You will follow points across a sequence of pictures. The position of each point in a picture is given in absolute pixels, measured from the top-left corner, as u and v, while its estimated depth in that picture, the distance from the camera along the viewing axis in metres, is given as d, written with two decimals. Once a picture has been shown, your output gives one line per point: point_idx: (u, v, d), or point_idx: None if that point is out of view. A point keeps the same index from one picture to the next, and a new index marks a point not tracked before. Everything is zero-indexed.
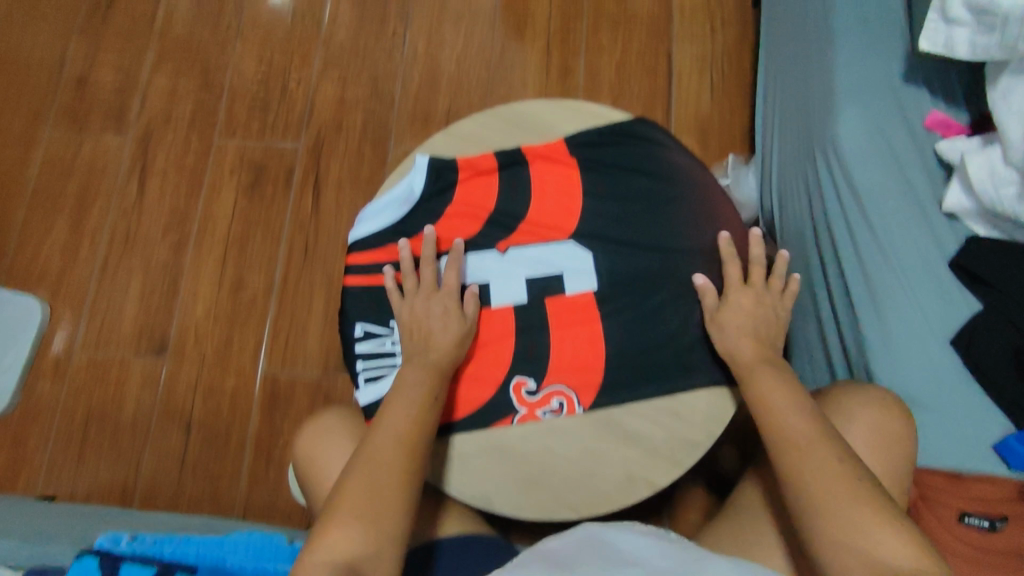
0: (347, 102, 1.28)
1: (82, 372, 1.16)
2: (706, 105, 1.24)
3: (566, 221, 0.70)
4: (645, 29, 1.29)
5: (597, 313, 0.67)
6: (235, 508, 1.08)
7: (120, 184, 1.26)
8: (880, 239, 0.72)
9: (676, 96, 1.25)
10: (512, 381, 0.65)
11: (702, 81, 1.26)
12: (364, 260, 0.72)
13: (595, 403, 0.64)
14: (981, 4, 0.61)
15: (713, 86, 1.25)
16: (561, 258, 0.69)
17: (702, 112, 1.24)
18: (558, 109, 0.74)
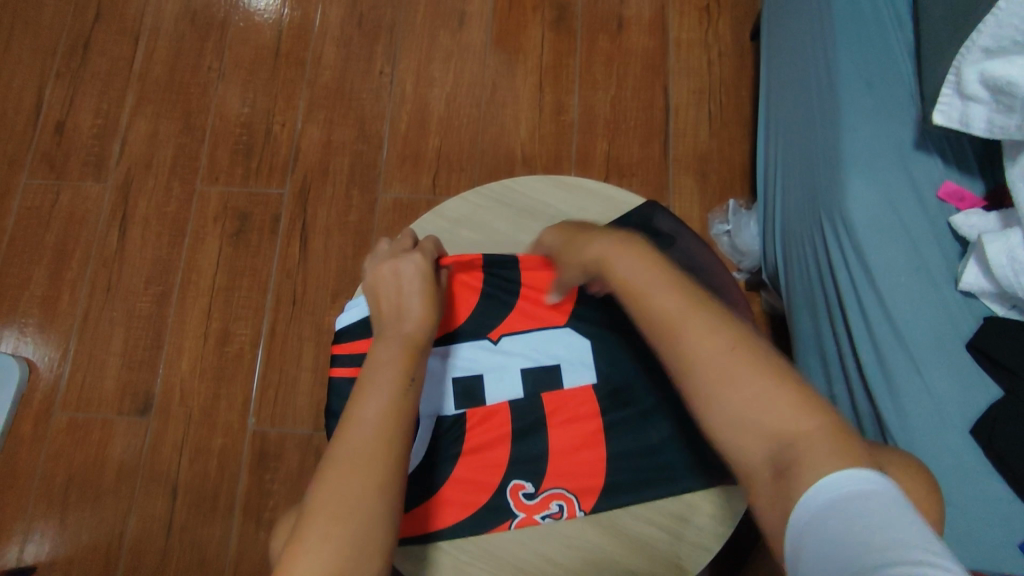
0: (333, 145, 1.24)
1: (62, 433, 1.11)
2: (705, 142, 1.20)
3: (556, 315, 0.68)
4: (640, 65, 1.25)
5: (596, 409, 0.64)
6: (224, 575, 1.03)
7: (100, 233, 1.22)
8: (892, 320, 0.68)
9: (673, 135, 1.21)
10: (508, 484, 0.62)
11: (700, 118, 1.22)
12: (350, 349, 0.71)
13: (597, 506, 0.60)
14: (1000, 83, 0.59)
15: (711, 125, 1.21)
16: (557, 348, 0.68)
17: (702, 149, 1.20)
18: (551, 187, 0.71)
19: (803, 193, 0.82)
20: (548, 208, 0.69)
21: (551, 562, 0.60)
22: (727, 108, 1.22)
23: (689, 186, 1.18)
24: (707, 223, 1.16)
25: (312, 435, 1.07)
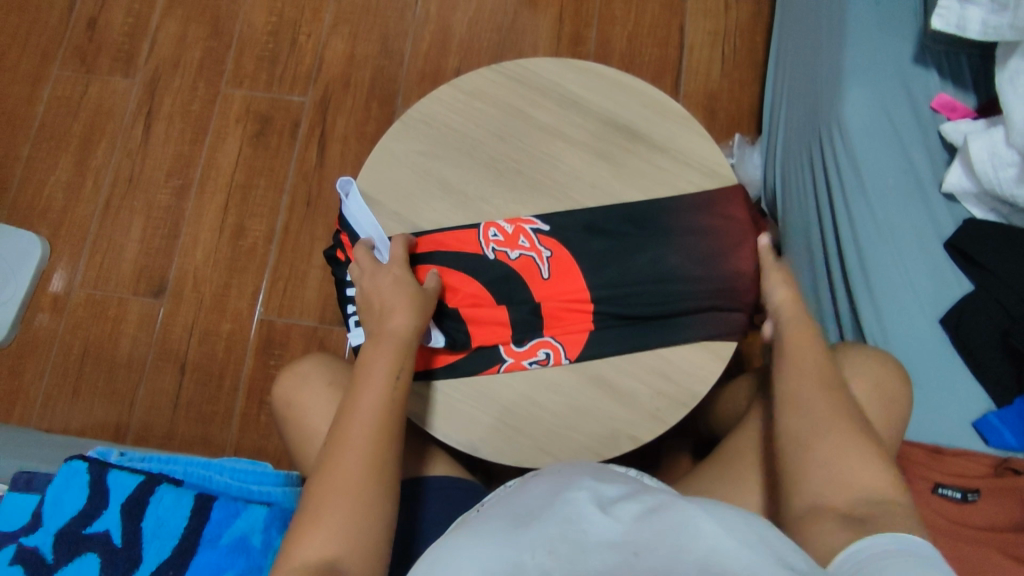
0: (356, 59, 1.27)
1: (80, 308, 1.16)
2: (715, 81, 1.24)
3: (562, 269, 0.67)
4: (659, 3, 1.28)
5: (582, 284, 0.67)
6: (227, 449, 1.08)
7: (126, 126, 1.26)
8: (876, 217, 0.72)
9: (685, 72, 1.24)
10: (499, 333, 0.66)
11: (713, 58, 1.25)
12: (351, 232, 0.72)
13: (580, 355, 0.65)
14: None
15: (724, 65, 1.24)
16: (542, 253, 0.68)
17: (712, 88, 1.23)
18: (565, 70, 0.73)
19: (805, 109, 0.86)
20: (558, 87, 0.73)
21: (535, 404, 0.64)
22: (741, 50, 1.25)
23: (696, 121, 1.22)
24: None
25: (317, 328, 1.12)
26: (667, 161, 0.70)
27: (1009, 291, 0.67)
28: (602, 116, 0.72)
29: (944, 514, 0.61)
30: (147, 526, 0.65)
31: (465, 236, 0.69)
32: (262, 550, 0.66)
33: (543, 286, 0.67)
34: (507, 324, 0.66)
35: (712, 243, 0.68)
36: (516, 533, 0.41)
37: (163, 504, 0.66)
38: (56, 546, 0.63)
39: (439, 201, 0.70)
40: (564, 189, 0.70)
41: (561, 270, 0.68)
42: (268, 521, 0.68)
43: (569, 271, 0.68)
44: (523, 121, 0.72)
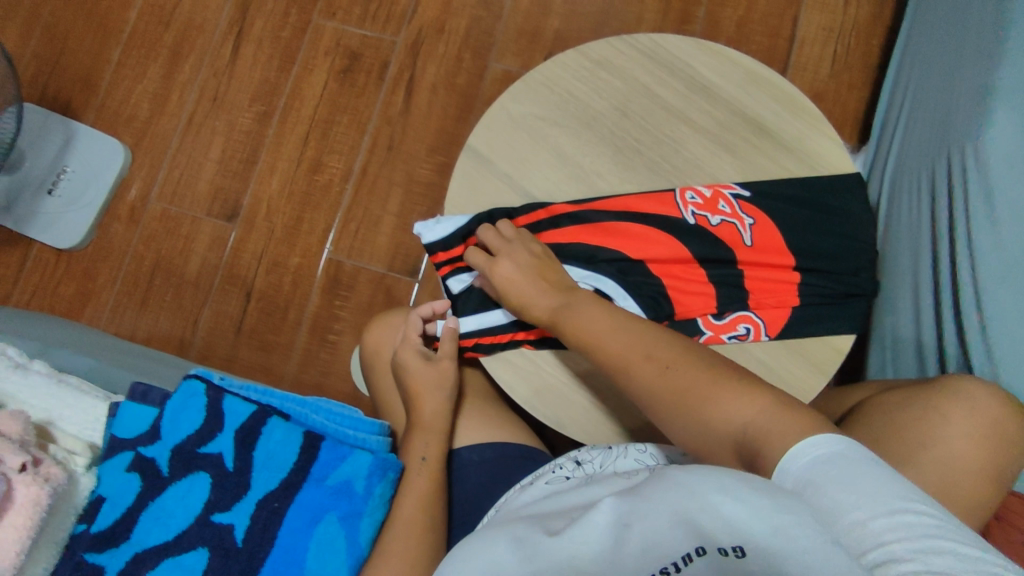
0: (454, 5, 1.23)
1: (155, 222, 1.17)
2: (822, 80, 1.18)
3: (766, 245, 0.64)
4: None
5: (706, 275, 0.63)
6: (283, 381, 1.10)
7: (215, 44, 1.24)
8: (1003, 253, 0.68)
9: (793, 66, 1.19)
10: None
11: (825, 54, 1.19)
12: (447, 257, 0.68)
13: None
14: None
15: (835, 64, 1.18)
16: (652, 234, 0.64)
17: (818, 86, 1.18)
18: (698, 51, 0.70)
19: (932, 126, 0.81)
20: (689, 69, 0.70)
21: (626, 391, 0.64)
22: (856, 51, 1.19)
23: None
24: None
25: (385, 274, 1.12)
26: (794, 163, 0.67)
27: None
28: (731, 106, 0.68)
29: None
30: (257, 456, 0.62)
31: (613, 204, 0.65)
32: (364, 496, 0.61)
33: (755, 254, 0.64)
34: (711, 295, 0.63)
35: (835, 254, 0.65)
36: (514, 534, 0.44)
37: (274, 439, 0.62)
38: (172, 462, 0.62)
39: (552, 169, 0.68)
40: (682, 176, 0.67)
41: (763, 236, 0.64)
42: (372, 468, 0.61)
43: (767, 236, 0.64)
44: (631, 84, 0.69)
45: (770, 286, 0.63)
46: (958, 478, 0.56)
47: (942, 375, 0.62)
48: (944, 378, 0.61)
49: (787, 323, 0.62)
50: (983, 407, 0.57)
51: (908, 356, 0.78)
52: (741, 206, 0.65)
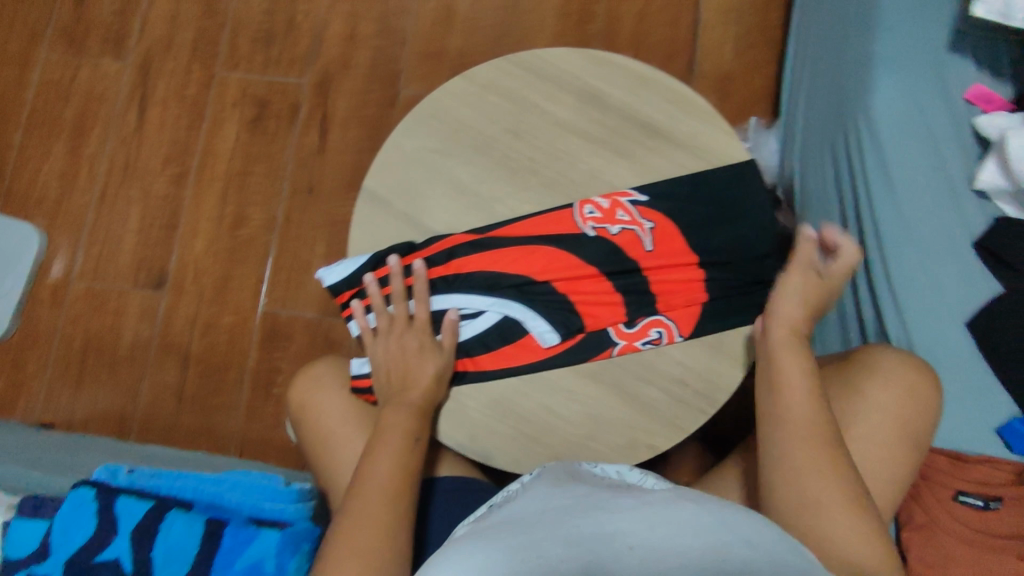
0: (356, 38, 1.22)
1: (80, 301, 1.14)
2: (729, 60, 1.19)
3: (666, 246, 0.64)
4: None
5: (610, 284, 0.63)
6: (231, 443, 1.07)
7: (119, 111, 1.22)
8: (902, 216, 0.70)
9: (699, 52, 1.20)
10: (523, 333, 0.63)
11: (727, 35, 1.20)
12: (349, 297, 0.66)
13: (588, 357, 0.62)
14: None
15: (739, 44, 1.20)
16: (551, 251, 0.63)
17: (726, 67, 1.19)
18: (583, 60, 0.70)
19: (828, 98, 0.82)
20: (576, 80, 0.69)
21: (550, 410, 0.61)
22: (757, 29, 1.20)
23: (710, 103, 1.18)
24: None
25: (321, 319, 1.10)
26: (690, 160, 0.67)
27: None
28: (622, 111, 0.68)
29: (966, 522, 0.60)
30: (156, 555, 0.60)
31: (516, 226, 0.65)
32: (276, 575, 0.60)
33: (659, 258, 0.63)
34: (619, 303, 0.62)
35: (739, 243, 0.64)
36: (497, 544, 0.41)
37: (176, 530, 0.62)
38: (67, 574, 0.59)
39: (450, 201, 0.67)
40: (581, 188, 0.66)
41: (663, 238, 0.64)
42: (282, 546, 0.61)
43: (672, 236, 0.64)
44: (524, 104, 0.69)
45: (679, 283, 0.63)
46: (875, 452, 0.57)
47: (861, 346, 0.63)
48: (862, 351, 0.62)
49: (698, 320, 0.62)
50: (902, 375, 0.59)
51: (833, 328, 0.79)
52: (642, 210, 0.64)
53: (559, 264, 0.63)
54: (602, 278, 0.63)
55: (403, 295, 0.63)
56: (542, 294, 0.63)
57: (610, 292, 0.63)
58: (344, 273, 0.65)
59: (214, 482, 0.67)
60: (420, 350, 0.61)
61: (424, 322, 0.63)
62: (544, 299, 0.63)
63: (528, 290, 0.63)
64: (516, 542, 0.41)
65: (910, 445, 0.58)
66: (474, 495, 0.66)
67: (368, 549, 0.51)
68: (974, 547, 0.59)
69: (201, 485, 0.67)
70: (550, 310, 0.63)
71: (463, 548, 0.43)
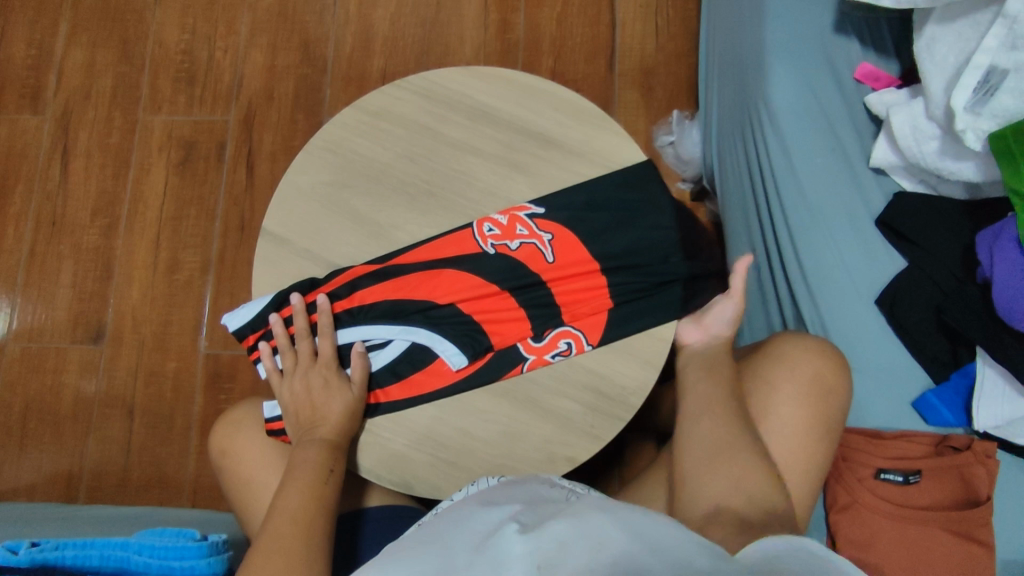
0: (277, 70, 1.22)
1: (17, 363, 1.12)
2: (649, 55, 1.20)
3: (568, 256, 0.64)
4: None
5: (515, 300, 0.63)
6: (185, 491, 1.06)
7: (42, 166, 1.20)
8: (808, 201, 0.70)
9: (619, 50, 1.20)
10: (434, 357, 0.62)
11: (646, 30, 1.21)
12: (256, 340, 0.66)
13: (500, 374, 0.61)
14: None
15: (658, 39, 1.21)
16: (453, 273, 0.63)
17: (647, 62, 1.20)
18: (473, 78, 0.70)
19: (733, 88, 0.82)
20: (468, 99, 0.69)
21: (467, 433, 0.61)
22: (673, 23, 1.21)
23: (635, 101, 1.18)
24: (652, 136, 1.16)
25: None
26: (586, 168, 0.67)
27: (940, 265, 0.65)
28: (515, 125, 0.68)
29: (887, 499, 0.60)
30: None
31: (419, 251, 0.64)
32: None
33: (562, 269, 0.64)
34: (526, 318, 0.63)
35: (641, 246, 0.65)
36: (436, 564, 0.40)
37: None
38: None
39: (351, 233, 0.66)
40: (480, 207, 0.66)
41: (564, 247, 0.64)
42: None
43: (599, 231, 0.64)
44: (418, 129, 0.69)
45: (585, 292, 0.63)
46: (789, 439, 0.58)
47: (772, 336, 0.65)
48: (771, 340, 0.64)
49: (606, 325, 0.62)
50: (807, 365, 0.59)
51: (759, 316, 0.79)
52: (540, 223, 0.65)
53: (463, 284, 0.63)
54: (508, 296, 0.63)
55: (307, 333, 0.63)
56: (449, 317, 0.63)
57: (516, 308, 0.63)
58: (248, 316, 0.65)
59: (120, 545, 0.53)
60: (326, 386, 0.61)
61: (329, 357, 0.62)
62: (451, 320, 0.63)
63: (434, 314, 0.63)
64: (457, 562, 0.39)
65: (825, 428, 0.58)
66: (404, 525, 0.65)
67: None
68: (896, 524, 0.59)
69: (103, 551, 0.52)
70: (457, 331, 0.62)
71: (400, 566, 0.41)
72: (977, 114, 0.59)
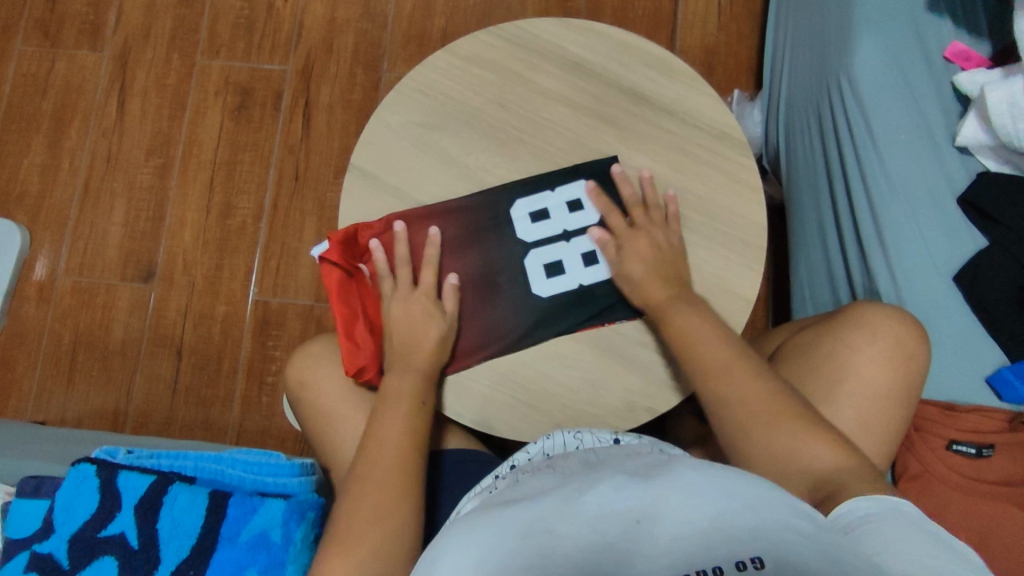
0: (337, 23, 1.21)
1: (67, 297, 1.13)
2: (712, 32, 1.20)
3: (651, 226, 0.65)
4: None
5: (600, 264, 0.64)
6: (228, 433, 1.07)
7: (99, 103, 1.20)
8: (888, 176, 0.70)
9: (682, 26, 1.20)
10: (524, 304, 0.64)
11: (710, 7, 1.20)
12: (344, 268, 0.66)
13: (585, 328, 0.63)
14: None
15: (720, 17, 1.20)
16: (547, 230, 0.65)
17: (709, 39, 1.19)
18: (564, 30, 0.70)
19: (808, 61, 0.82)
20: (559, 50, 0.69)
21: (548, 377, 0.63)
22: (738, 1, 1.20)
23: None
24: None
25: (314, 306, 1.10)
26: (675, 125, 0.67)
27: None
28: (606, 79, 0.68)
29: (959, 469, 0.61)
30: (162, 528, 0.61)
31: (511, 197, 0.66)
32: (284, 544, 0.62)
33: (573, 240, 0.66)
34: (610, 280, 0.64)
35: (733, 206, 0.66)
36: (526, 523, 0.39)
37: (178, 504, 0.61)
38: (71, 552, 0.60)
39: (441, 174, 0.67)
40: (569, 157, 0.67)
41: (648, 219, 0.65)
42: (288, 514, 0.63)
43: None
44: (509, 76, 0.69)
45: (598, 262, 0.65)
46: (872, 403, 0.59)
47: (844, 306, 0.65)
48: (849, 308, 0.63)
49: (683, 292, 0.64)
50: (880, 331, 0.60)
51: (822, 288, 0.80)
52: (584, 189, 0.66)
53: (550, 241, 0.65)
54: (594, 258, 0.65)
55: (408, 261, 0.65)
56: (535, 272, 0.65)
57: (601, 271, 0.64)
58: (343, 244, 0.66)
59: (214, 458, 0.67)
60: (415, 312, 0.62)
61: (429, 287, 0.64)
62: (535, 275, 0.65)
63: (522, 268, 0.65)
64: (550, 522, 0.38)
65: (904, 396, 0.59)
66: (478, 464, 0.66)
67: (385, 514, 0.52)
68: (967, 494, 0.60)
69: (203, 461, 0.67)
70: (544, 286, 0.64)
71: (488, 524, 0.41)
72: None
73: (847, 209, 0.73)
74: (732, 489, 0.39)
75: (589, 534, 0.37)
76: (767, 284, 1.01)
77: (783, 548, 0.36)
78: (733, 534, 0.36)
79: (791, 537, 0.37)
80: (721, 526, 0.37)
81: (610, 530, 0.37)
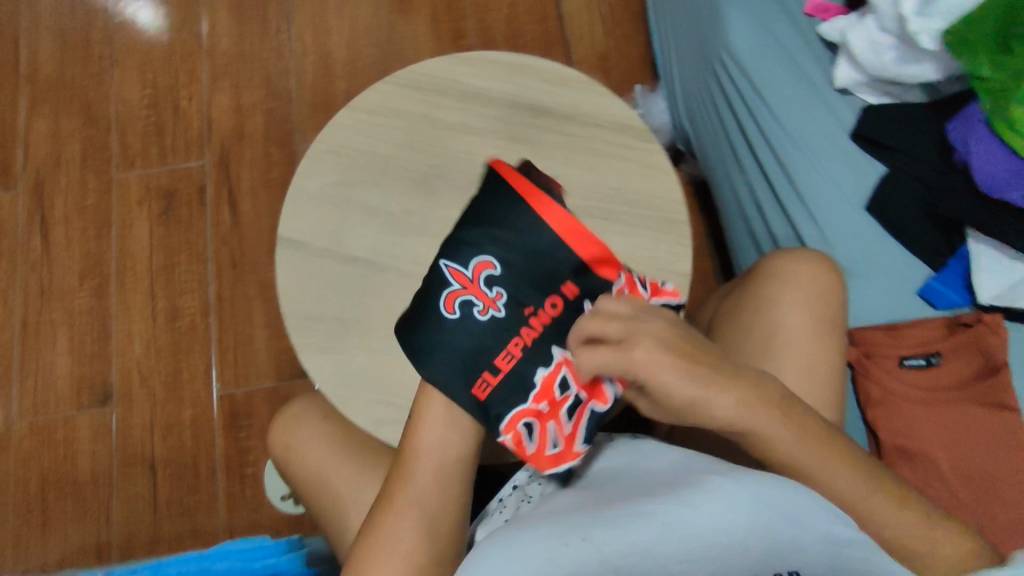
0: (244, 108, 1.23)
1: (26, 439, 1.09)
2: (602, 39, 1.25)
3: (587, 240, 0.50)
4: None
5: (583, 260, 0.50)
6: (220, 536, 1.04)
7: (22, 239, 1.18)
8: (785, 129, 0.74)
9: (572, 39, 1.25)
10: None
11: (593, 15, 1.26)
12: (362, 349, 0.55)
13: None
14: None
15: (606, 24, 1.26)
16: None
17: (600, 45, 1.25)
18: (457, 65, 0.72)
19: (689, 43, 0.87)
20: (456, 84, 0.72)
21: None
22: (618, 6, 1.27)
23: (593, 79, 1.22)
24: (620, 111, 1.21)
25: (279, 386, 1.08)
26: (579, 128, 0.70)
27: (919, 164, 0.70)
28: (504, 100, 0.71)
29: (916, 384, 0.64)
30: None
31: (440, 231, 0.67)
32: None
33: None
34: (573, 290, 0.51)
35: (648, 189, 0.68)
36: (558, 536, 0.45)
37: None
38: None
39: (368, 226, 0.68)
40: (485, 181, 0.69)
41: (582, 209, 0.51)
42: None
43: None
44: (416, 119, 0.71)
45: None
46: (818, 340, 0.61)
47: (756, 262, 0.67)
48: (760, 264, 0.66)
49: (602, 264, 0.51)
50: (807, 267, 0.63)
51: (751, 247, 0.83)
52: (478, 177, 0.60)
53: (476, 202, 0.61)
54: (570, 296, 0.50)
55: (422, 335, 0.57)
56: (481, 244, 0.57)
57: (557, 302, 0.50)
58: None
59: None
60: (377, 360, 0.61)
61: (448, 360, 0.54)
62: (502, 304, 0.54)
63: None
64: (577, 539, 0.45)
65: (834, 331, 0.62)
66: None
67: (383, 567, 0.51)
68: (930, 406, 0.62)
69: None
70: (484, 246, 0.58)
71: (521, 538, 0.47)
72: (928, 16, 0.65)
73: (756, 168, 0.77)
74: (764, 500, 0.45)
75: (622, 545, 0.43)
76: (708, 258, 1.04)
77: (758, 561, 0.42)
78: (712, 550, 0.42)
79: (820, 547, 0.43)
80: (755, 538, 0.43)
81: (639, 539, 0.44)
